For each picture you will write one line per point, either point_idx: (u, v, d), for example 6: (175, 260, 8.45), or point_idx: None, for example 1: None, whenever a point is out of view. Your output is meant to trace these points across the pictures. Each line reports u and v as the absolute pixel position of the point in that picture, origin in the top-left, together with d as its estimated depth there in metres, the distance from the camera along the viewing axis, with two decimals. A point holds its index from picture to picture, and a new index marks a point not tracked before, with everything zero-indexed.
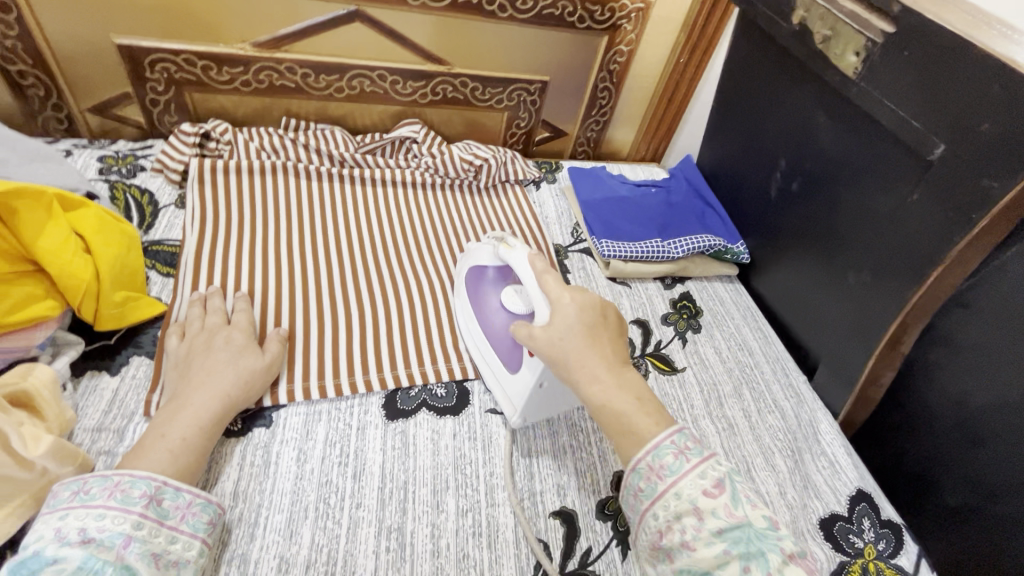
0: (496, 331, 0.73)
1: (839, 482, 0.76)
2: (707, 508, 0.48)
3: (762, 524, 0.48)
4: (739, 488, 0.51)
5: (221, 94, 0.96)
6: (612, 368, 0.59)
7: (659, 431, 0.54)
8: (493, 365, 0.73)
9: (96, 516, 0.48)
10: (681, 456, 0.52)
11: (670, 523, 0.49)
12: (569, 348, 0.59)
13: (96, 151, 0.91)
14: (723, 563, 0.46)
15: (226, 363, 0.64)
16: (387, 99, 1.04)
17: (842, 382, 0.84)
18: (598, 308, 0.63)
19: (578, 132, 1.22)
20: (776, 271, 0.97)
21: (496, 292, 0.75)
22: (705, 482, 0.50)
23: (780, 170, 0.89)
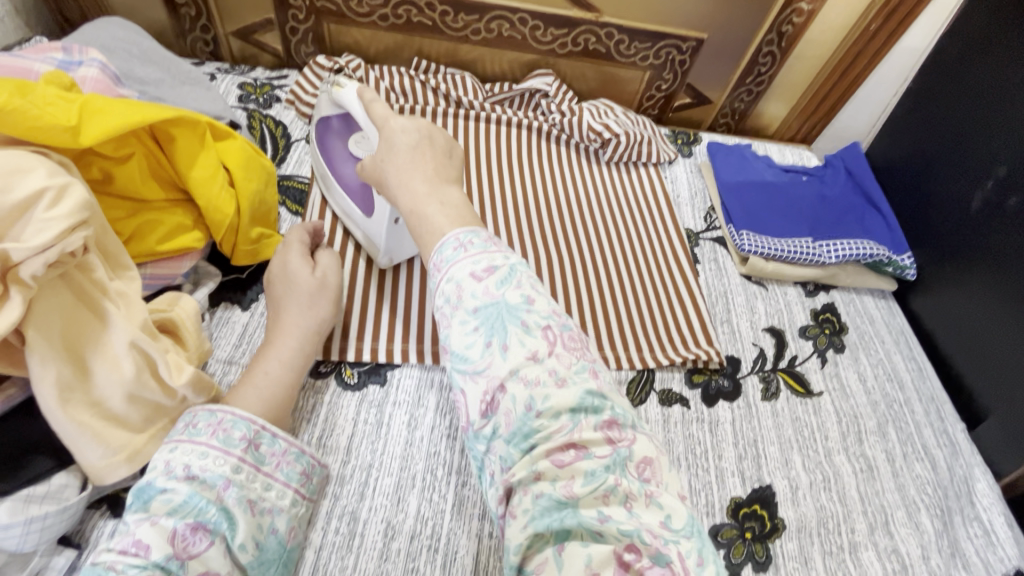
0: (346, 179, 0.72)
1: (993, 556, 0.65)
2: (467, 288, 0.41)
3: (523, 303, 0.41)
4: (517, 270, 0.42)
5: (357, 28, 0.92)
6: (430, 179, 0.51)
7: (449, 228, 0.46)
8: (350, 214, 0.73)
9: (199, 455, 0.47)
10: (461, 249, 0.44)
11: (444, 311, 0.42)
12: (390, 166, 0.53)
13: (236, 77, 0.91)
14: (471, 342, 0.40)
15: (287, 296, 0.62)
16: (523, 46, 0.96)
17: (1017, 444, 0.71)
18: (419, 129, 0.54)
19: (725, 101, 1.08)
20: (951, 294, 0.82)
21: (342, 140, 0.74)
22: (475, 265, 0.42)
23: (995, 179, 0.75)
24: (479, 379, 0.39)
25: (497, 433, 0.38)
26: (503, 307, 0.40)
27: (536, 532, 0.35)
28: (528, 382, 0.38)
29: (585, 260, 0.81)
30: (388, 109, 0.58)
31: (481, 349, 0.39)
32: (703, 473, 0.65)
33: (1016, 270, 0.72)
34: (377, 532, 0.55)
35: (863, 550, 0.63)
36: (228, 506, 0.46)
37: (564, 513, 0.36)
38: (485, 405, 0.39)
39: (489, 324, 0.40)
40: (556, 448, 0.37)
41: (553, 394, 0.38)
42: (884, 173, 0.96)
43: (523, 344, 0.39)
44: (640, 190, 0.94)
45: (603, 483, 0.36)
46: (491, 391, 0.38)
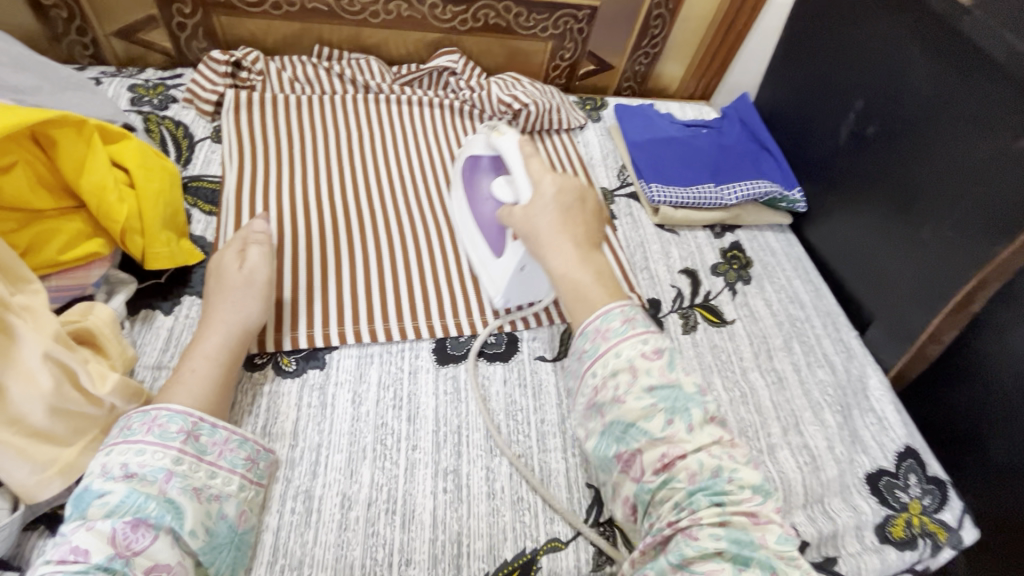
0: (484, 218, 0.74)
1: (886, 438, 0.76)
2: (642, 367, 0.51)
3: (697, 392, 0.51)
4: (678, 357, 0.53)
5: (250, 19, 0.90)
6: (579, 244, 0.61)
7: (607, 302, 0.56)
8: (479, 251, 0.74)
9: (136, 452, 0.48)
10: (627, 323, 0.54)
11: (606, 380, 0.52)
12: (544, 222, 0.63)
13: (125, 80, 0.86)
14: (649, 416, 0.49)
15: (237, 292, 0.61)
16: (425, 26, 0.97)
17: (898, 340, 0.82)
18: (576, 191, 0.65)
19: (626, 65, 1.14)
20: (834, 221, 0.92)
21: (489, 180, 0.75)
22: (643, 346, 0.52)
23: (855, 112, 0.84)
24: (659, 445, 0.48)
25: (675, 484, 0.47)
26: (679, 393, 0.50)
27: (721, 550, 0.43)
28: (714, 457, 0.47)
29: None
30: (543, 166, 0.67)
31: (661, 422, 0.48)
32: None
33: (879, 188, 0.81)
34: (333, 505, 0.57)
35: (780, 450, 0.71)
36: (172, 497, 0.47)
37: (749, 550, 0.43)
38: (661, 465, 0.48)
39: (667, 401, 0.49)
40: (744, 509, 0.45)
41: (737, 469, 0.47)
42: (771, 119, 1.05)
43: (703, 426, 0.49)
44: (556, 157, 0.98)
45: (789, 548, 0.44)
46: (671, 454, 0.48)
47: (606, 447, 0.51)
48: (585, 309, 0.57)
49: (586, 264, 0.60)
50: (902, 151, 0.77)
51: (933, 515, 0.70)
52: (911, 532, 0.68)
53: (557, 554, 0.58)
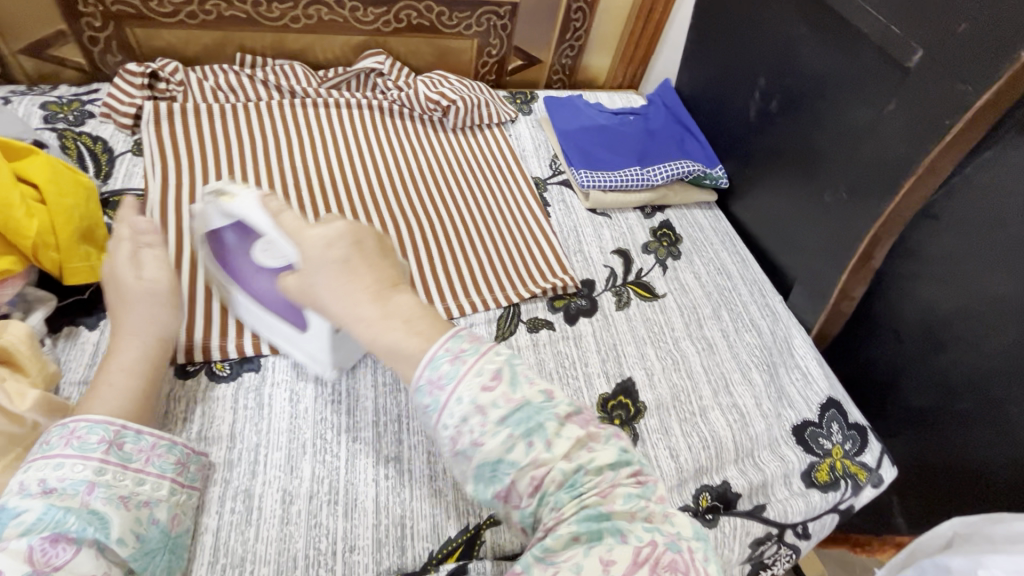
0: (265, 294, 0.62)
1: (810, 391, 0.81)
2: (487, 402, 0.43)
3: (544, 399, 0.44)
4: (518, 366, 0.45)
5: (167, 30, 0.89)
6: (373, 293, 0.48)
7: (427, 344, 0.45)
8: (281, 331, 0.65)
9: (54, 466, 0.47)
10: (457, 360, 0.44)
11: (458, 428, 0.43)
12: (324, 288, 0.48)
13: (36, 98, 0.84)
14: (510, 448, 0.42)
15: (141, 300, 0.59)
16: (349, 29, 0.98)
17: (816, 300, 0.87)
18: (347, 236, 0.50)
19: (553, 59, 1.17)
20: (753, 194, 0.97)
21: (246, 250, 0.61)
22: (481, 376, 0.43)
23: (760, 89, 0.89)
24: (525, 470, 0.42)
25: (545, 499, 0.43)
26: (529, 410, 0.43)
27: (577, 535, 0.40)
28: (571, 458, 0.43)
29: (447, 222, 0.87)
30: (298, 219, 0.53)
31: (523, 450, 0.42)
32: (574, 383, 0.74)
33: (787, 159, 0.87)
34: (275, 501, 0.57)
35: (711, 411, 0.75)
36: (95, 508, 0.47)
37: (601, 523, 0.41)
38: (532, 487, 0.43)
39: (522, 427, 0.43)
40: (602, 487, 0.43)
41: (593, 455, 0.44)
42: (691, 102, 1.11)
43: (561, 433, 0.44)
44: (489, 151, 1.01)
45: (638, 503, 0.43)
46: (538, 474, 0.43)
47: (485, 492, 0.44)
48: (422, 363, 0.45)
49: (388, 318, 0.47)
50: (802, 122, 0.82)
51: (854, 458, 0.75)
52: (835, 474, 0.74)
53: (499, 527, 0.59)
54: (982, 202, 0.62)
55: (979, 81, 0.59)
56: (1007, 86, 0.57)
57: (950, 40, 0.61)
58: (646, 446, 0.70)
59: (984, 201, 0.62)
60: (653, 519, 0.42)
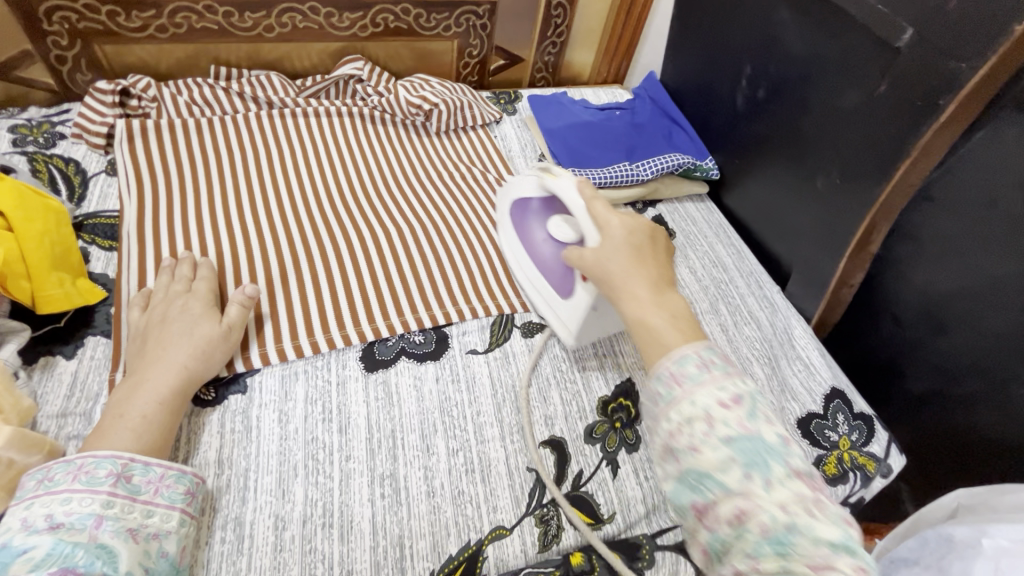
0: (546, 262, 0.74)
1: (813, 382, 0.80)
2: (719, 415, 0.44)
3: (780, 442, 0.43)
4: (760, 403, 0.45)
5: (137, 45, 0.87)
6: (651, 287, 0.56)
7: (683, 343, 0.49)
8: (545, 293, 0.75)
9: (60, 501, 0.46)
10: (703, 368, 0.47)
11: (680, 428, 0.44)
12: (614, 262, 0.59)
13: (4, 121, 0.82)
14: (724, 468, 0.41)
15: (180, 336, 0.60)
16: (325, 35, 0.96)
17: (814, 288, 0.86)
18: (643, 230, 0.62)
19: (535, 57, 1.15)
20: (746, 185, 0.96)
21: (542, 224, 0.75)
22: (721, 393, 0.45)
23: (746, 77, 0.88)
24: (731, 497, 0.41)
25: (743, 536, 0.40)
26: (758, 441, 0.42)
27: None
28: (786, 509, 0.39)
29: (436, 227, 0.85)
30: (606, 205, 0.65)
31: (738, 477, 0.41)
32: (572, 387, 0.72)
33: (778, 147, 0.85)
34: (266, 528, 0.55)
35: None
36: (103, 542, 0.45)
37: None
38: (734, 516, 0.40)
39: (746, 454, 0.42)
40: (815, 563, 0.37)
41: (813, 522, 0.39)
42: (678, 94, 1.09)
43: (787, 482, 0.41)
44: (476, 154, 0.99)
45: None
46: (745, 506, 0.40)
47: (682, 494, 0.44)
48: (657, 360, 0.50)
49: (662, 302, 0.54)
50: (791, 109, 0.80)
51: (861, 449, 0.74)
52: (843, 467, 0.72)
53: (502, 542, 0.58)
54: (980, 182, 0.60)
55: (974, 58, 0.57)
56: (1002, 63, 0.55)
57: (940, 18, 0.59)
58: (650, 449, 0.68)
59: (983, 180, 0.60)
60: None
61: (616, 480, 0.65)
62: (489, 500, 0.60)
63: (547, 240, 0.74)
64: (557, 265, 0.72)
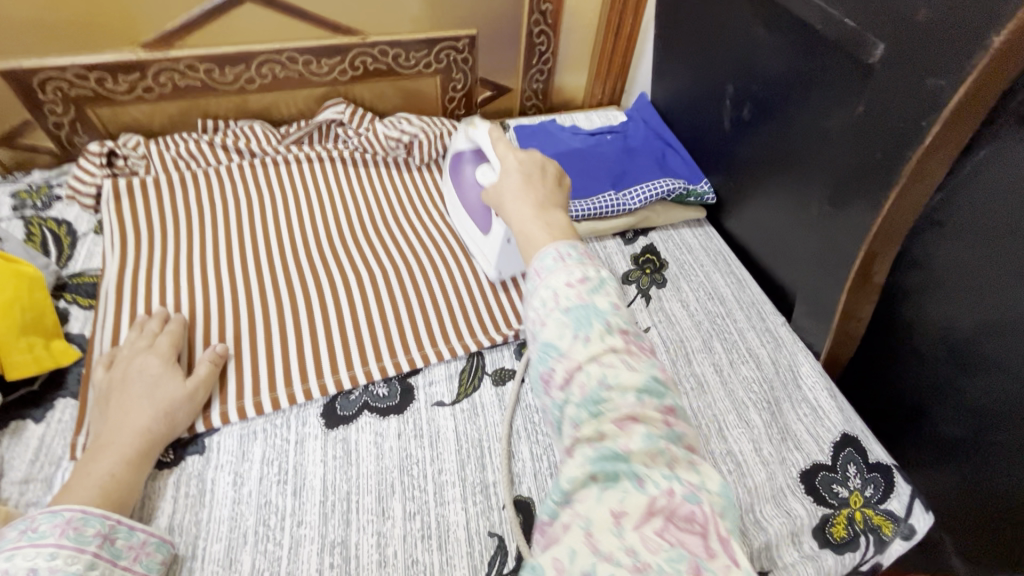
0: (472, 203, 0.81)
1: (822, 429, 0.72)
2: (563, 293, 0.44)
3: (610, 308, 0.43)
4: (607, 281, 0.45)
5: (127, 106, 0.91)
6: (536, 207, 0.56)
7: (547, 243, 0.48)
8: (472, 232, 0.83)
9: (47, 556, 0.46)
10: (561, 260, 0.46)
11: (535, 309, 0.44)
12: (507, 186, 0.60)
13: (9, 187, 0.87)
14: (562, 335, 0.42)
15: (143, 397, 0.60)
16: (307, 82, 0.97)
17: (821, 322, 0.77)
18: (536, 160, 0.63)
19: (523, 85, 1.13)
20: (743, 208, 0.89)
21: (472, 169, 0.81)
22: (569, 274, 0.45)
23: (730, 96, 0.82)
24: (562, 360, 0.41)
25: (569, 400, 0.40)
26: (591, 309, 0.43)
27: (591, 475, 0.37)
28: (604, 367, 0.40)
29: (410, 267, 0.82)
30: (510, 143, 0.67)
31: (573, 343, 0.41)
32: (544, 440, 0.67)
33: (769, 170, 0.78)
34: None
35: None
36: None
37: (618, 465, 0.37)
38: (564, 381, 0.41)
39: (578, 319, 0.42)
40: (621, 417, 0.39)
41: (624, 375, 0.40)
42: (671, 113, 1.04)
43: (608, 341, 0.42)
44: None
45: (659, 446, 0.38)
46: (571, 371, 0.41)
47: (535, 376, 0.44)
48: (532, 254, 0.50)
49: (540, 218, 0.54)
50: (778, 129, 0.74)
51: (877, 507, 0.65)
52: (854, 529, 0.64)
53: None
54: (989, 206, 0.52)
55: (950, 75, 0.51)
56: (994, 75, 0.48)
57: (910, 30, 0.53)
58: None
59: (992, 205, 0.52)
60: (675, 468, 0.37)
61: None
62: (444, 569, 0.57)
63: (472, 182, 0.81)
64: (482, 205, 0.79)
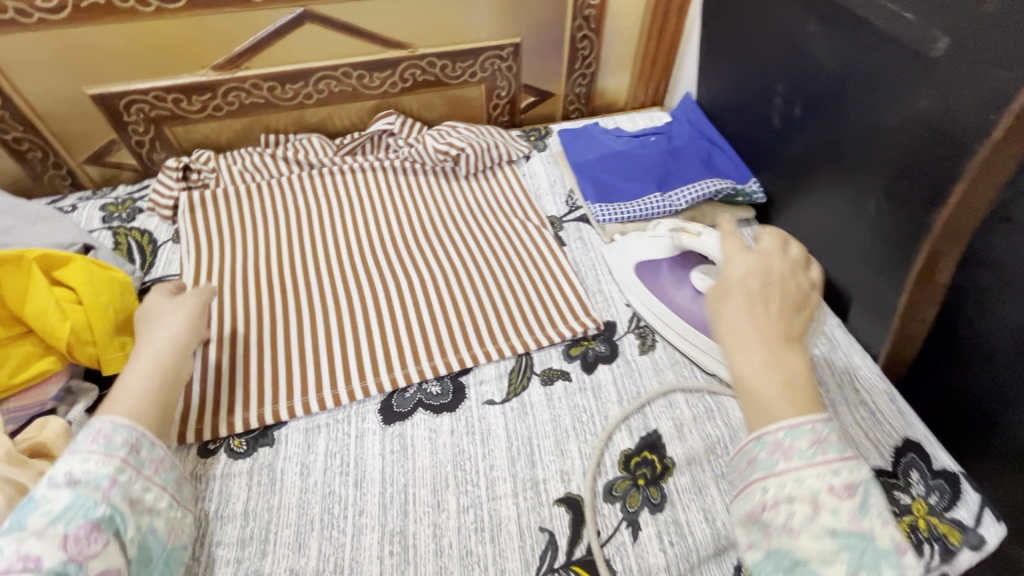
0: (705, 319, 0.74)
1: (881, 433, 0.70)
2: (828, 503, 0.41)
3: (893, 547, 0.40)
4: (873, 494, 0.42)
5: (198, 124, 0.98)
6: (780, 339, 0.48)
7: (796, 412, 0.44)
8: (720, 354, 0.73)
9: (81, 459, 0.50)
10: (818, 445, 0.42)
11: (777, 501, 0.42)
12: (739, 299, 0.51)
13: (98, 201, 0.95)
14: (826, 560, 0.40)
15: (146, 334, 0.64)
16: (359, 96, 1.02)
17: (878, 323, 0.75)
18: (772, 266, 0.54)
19: (566, 89, 1.14)
20: (792, 207, 0.86)
21: (682, 284, 0.77)
22: (834, 478, 0.41)
23: (780, 94, 0.81)
24: None
25: None
26: (858, 524, 0.40)
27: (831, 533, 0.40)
28: None
29: (459, 273, 0.85)
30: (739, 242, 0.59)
31: (841, 573, 0.39)
32: (594, 438, 0.68)
33: (822, 166, 0.77)
34: None
35: None
36: (116, 503, 0.49)
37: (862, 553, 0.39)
38: None
39: (854, 554, 0.39)
40: None
41: None
42: (716, 114, 1.03)
43: None
44: (503, 195, 0.99)
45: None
46: (809, 505, 0.41)
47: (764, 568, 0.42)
48: (761, 407, 0.45)
49: (773, 355, 0.47)
50: (833, 126, 0.72)
51: (943, 514, 0.62)
52: (916, 536, 0.61)
53: None
54: None
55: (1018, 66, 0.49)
56: None
57: (977, 22, 0.52)
58: (675, 510, 0.62)
59: None
60: None
61: (637, 544, 0.60)
62: (497, 561, 0.59)
63: (698, 298, 0.76)
64: None
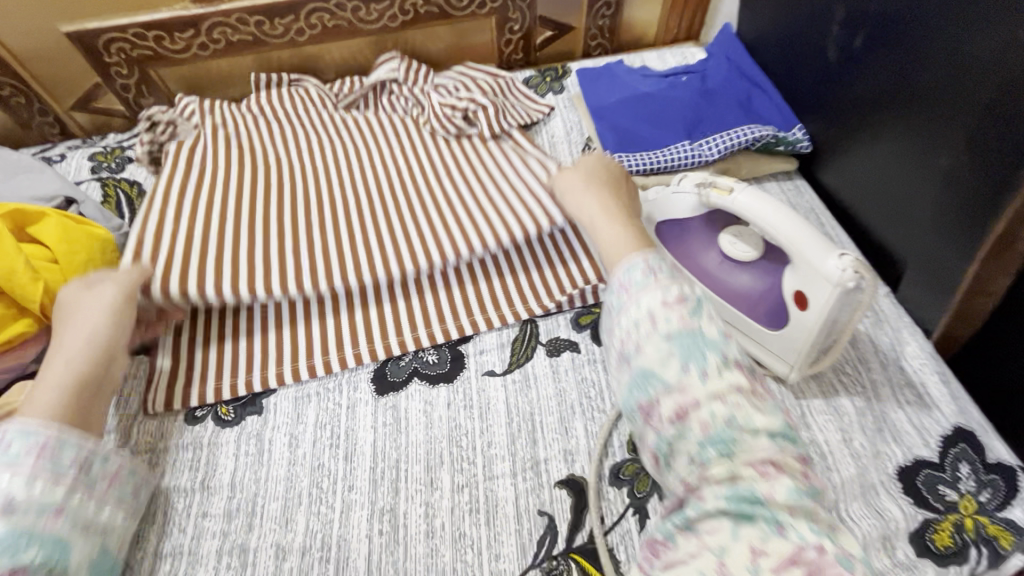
0: (733, 289, 0.65)
1: (928, 421, 0.62)
2: (661, 314, 0.44)
3: (720, 335, 0.44)
4: (704, 302, 0.46)
5: (184, 65, 0.90)
6: (602, 209, 0.58)
7: (633, 254, 0.50)
8: (749, 329, 0.65)
9: (23, 482, 0.46)
10: (651, 274, 0.47)
11: (628, 331, 0.45)
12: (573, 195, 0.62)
13: (87, 151, 0.91)
14: (665, 362, 0.42)
15: (69, 320, 0.56)
16: (355, 31, 0.92)
17: (933, 296, 0.65)
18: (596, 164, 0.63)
19: (587, 22, 1.01)
20: (842, 158, 0.75)
21: (709, 249, 0.68)
22: (666, 293, 0.45)
23: (839, 20, 0.69)
24: (672, 394, 0.41)
25: (686, 436, 0.40)
26: (727, 436, 0.39)
27: (723, 509, 0.38)
28: (727, 404, 0.40)
29: None
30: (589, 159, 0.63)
31: (677, 370, 0.42)
32: (602, 417, 0.63)
33: (885, 109, 0.65)
34: (268, 557, 0.55)
35: None
36: (58, 534, 0.46)
37: (755, 508, 0.37)
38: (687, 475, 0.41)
39: (722, 440, 0.39)
40: (757, 460, 0.39)
41: (756, 415, 0.40)
42: (759, 48, 0.90)
43: (722, 372, 0.42)
44: None
45: (802, 502, 0.37)
46: (685, 404, 0.41)
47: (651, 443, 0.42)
48: (613, 265, 0.51)
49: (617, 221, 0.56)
50: (906, 58, 0.61)
51: (994, 514, 0.55)
52: (963, 538, 0.54)
53: None
54: None
55: None
56: None
57: None
58: None
59: None
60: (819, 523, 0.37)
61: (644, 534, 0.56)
62: (492, 544, 0.55)
63: (725, 265, 0.66)
64: (757, 291, 0.64)
